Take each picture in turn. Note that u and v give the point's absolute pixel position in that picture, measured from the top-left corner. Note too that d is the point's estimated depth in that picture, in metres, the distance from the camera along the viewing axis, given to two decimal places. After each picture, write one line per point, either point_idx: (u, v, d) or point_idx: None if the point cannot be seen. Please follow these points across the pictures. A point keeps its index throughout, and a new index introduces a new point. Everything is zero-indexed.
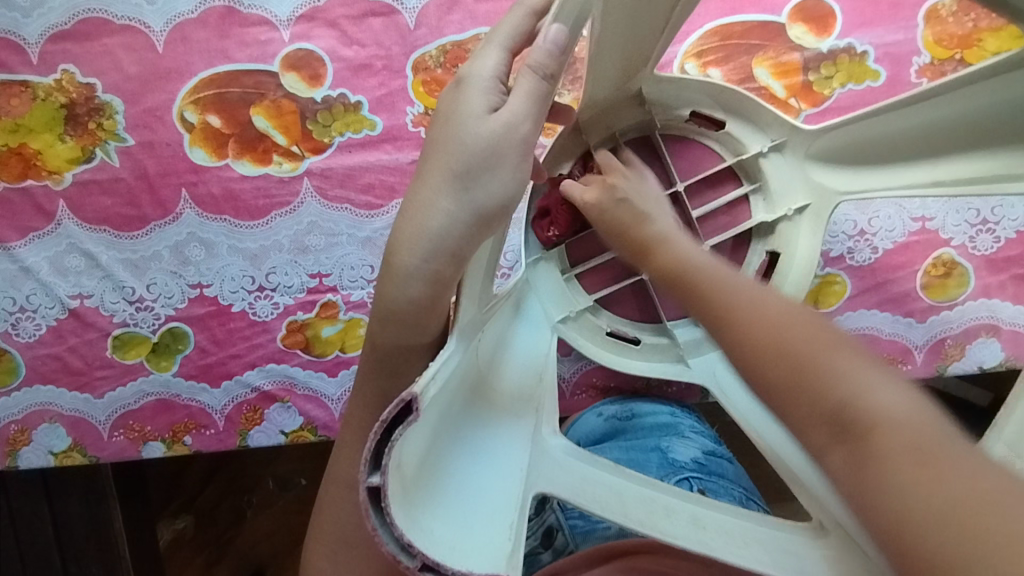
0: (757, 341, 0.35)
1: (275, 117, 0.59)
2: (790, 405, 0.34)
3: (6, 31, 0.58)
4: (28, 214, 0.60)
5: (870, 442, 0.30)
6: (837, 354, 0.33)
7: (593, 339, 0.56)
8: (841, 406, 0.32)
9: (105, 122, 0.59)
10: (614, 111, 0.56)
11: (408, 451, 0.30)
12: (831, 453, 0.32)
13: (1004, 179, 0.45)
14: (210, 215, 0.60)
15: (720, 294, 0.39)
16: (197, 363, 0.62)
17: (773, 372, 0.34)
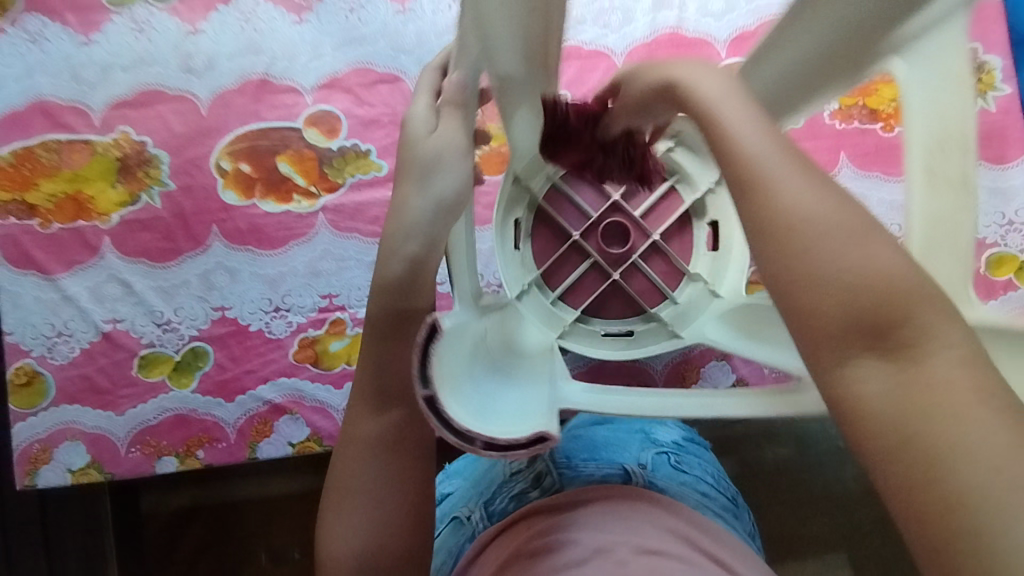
0: (819, 238, 0.28)
1: (297, 163, 0.70)
2: (832, 302, 0.28)
3: (74, 100, 0.69)
4: (76, 249, 0.68)
5: (918, 366, 0.27)
6: (895, 259, 0.28)
7: (582, 340, 0.65)
8: (897, 320, 0.28)
9: (152, 171, 0.69)
10: (540, 156, 0.64)
11: (450, 370, 0.36)
12: (861, 364, 0.28)
13: (908, 85, 0.40)
14: (236, 246, 0.69)
15: (795, 175, 0.30)
16: (215, 379, 0.68)
17: (809, 265, 0.28)
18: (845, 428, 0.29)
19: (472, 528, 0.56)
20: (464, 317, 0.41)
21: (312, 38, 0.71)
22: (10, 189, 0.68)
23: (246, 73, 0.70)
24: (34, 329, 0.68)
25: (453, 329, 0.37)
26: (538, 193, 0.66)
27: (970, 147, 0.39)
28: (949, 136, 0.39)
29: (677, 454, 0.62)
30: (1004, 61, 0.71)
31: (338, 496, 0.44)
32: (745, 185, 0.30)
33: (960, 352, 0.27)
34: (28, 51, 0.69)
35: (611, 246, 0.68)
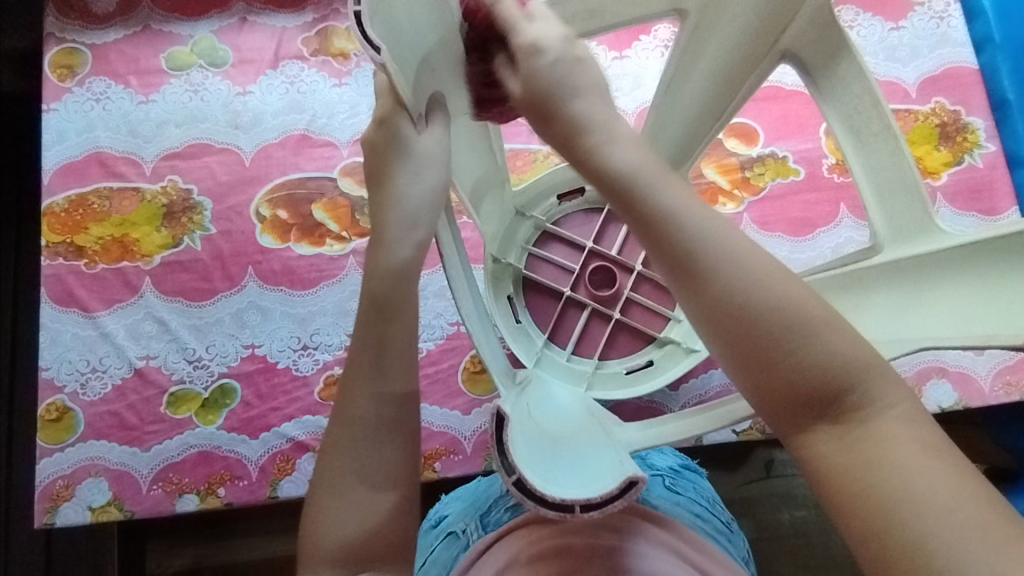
0: (766, 332, 0.34)
1: (331, 210, 0.74)
2: (784, 385, 0.34)
3: (129, 152, 0.75)
4: (117, 288, 0.72)
5: (860, 424, 0.34)
6: (835, 336, 0.34)
7: (608, 384, 0.68)
8: (843, 390, 0.34)
9: (195, 216, 0.74)
10: (510, 230, 0.70)
11: (525, 450, 0.38)
12: (814, 428, 0.35)
13: (856, 95, 0.49)
14: (270, 286, 0.72)
15: (736, 271, 0.35)
16: (241, 416, 0.69)
17: (759, 357, 0.34)
18: (808, 474, 0.36)
19: (467, 539, 0.59)
20: (513, 399, 0.43)
21: (350, 98, 0.77)
22: (61, 232, 0.72)
23: (288, 129, 0.76)
24: (69, 364, 0.70)
25: (511, 411, 0.39)
26: (518, 265, 0.70)
27: (879, 105, 0.47)
28: (861, 105, 0.49)
29: (672, 476, 0.64)
30: (986, 123, 0.77)
31: (328, 481, 0.42)
32: (690, 286, 0.35)
33: (897, 407, 0.34)
34: (91, 108, 0.76)
35: (601, 289, 0.72)
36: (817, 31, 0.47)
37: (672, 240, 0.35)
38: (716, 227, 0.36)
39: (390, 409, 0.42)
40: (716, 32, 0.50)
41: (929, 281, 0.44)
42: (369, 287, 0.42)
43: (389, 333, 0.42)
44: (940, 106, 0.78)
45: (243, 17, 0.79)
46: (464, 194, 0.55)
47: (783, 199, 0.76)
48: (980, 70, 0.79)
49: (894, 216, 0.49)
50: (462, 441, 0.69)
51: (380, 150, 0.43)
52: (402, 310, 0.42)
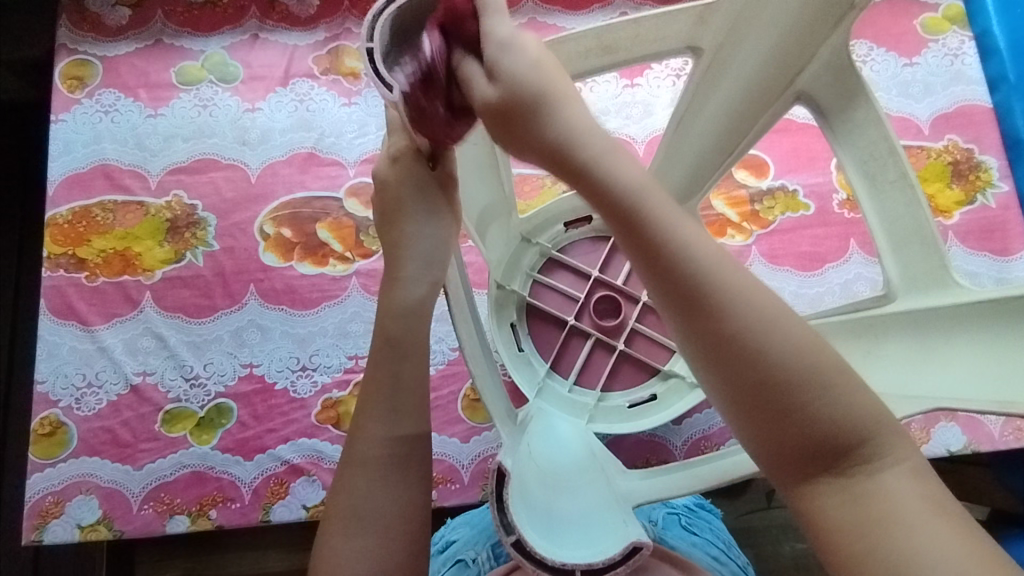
0: (768, 381, 0.32)
1: (336, 230, 0.74)
2: (788, 435, 0.32)
3: (135, 165, 0.75)
4: (117, 302, 0.71)
5: (868, 479, 0.32)
6: (837, 380, 0.32)
7: (610, 418, 0.67)
8: (850, 442, 0.32)
9: (198, 232, 0.73)
10: (516, 256, 0.70)
11: (524, 509, 0.39)
12: (814, 481, 0.33)
13: (881, 141, 0.48)
14: (271, 305, 0.72)
15: (743, 315, 0.32)
16: (236, 436, 0.68)
17: (766, 401, 0.32)
18: (808, 533, 0.34)
19: (477, 569, 0.57)
20: (517, 445, 0.43)
21: (359, 118, 0.77)
22: (63, 244, 0.72)
23: (295, 147, 0.76)
24: (65, 378, 0.69)
25: (513, 465, 0.40)
26: (522, 292, 0.69)
27: (896, 152, 0.47)
28: (876, 152, 0.48)
29: (687, 515, 0.62)
30: (1000, 162, 0.77)
31: (339, 522, 0.40)
32: (696, 322, 0.33)
33: (900, 461, 0.32)
34: (99, 121, 0.76)
35: (605, 319, 0.71)
36: (836, 74, 0.47)
37: (678, 273, 0.33)
38: (722, 263, 0.33)
39: (402, 453, 0.41)
40: (731, 71, 0.49)
41: (937, 336, 0.44)
42: (379, 324, 0.42)
43: (398, 369, 0.41)
44: (953, 143, 0.77)
45: (255, 33, 0.79)
46: (472, 225, 0.54)
47: (791, 233, 0.75)
48: (994, 108, 0.78)
49: (909, 264, 0.48)
50: (459, 470, 0.68)
51: (392, 190, 0.42)
52: (412, 349, 0.41)
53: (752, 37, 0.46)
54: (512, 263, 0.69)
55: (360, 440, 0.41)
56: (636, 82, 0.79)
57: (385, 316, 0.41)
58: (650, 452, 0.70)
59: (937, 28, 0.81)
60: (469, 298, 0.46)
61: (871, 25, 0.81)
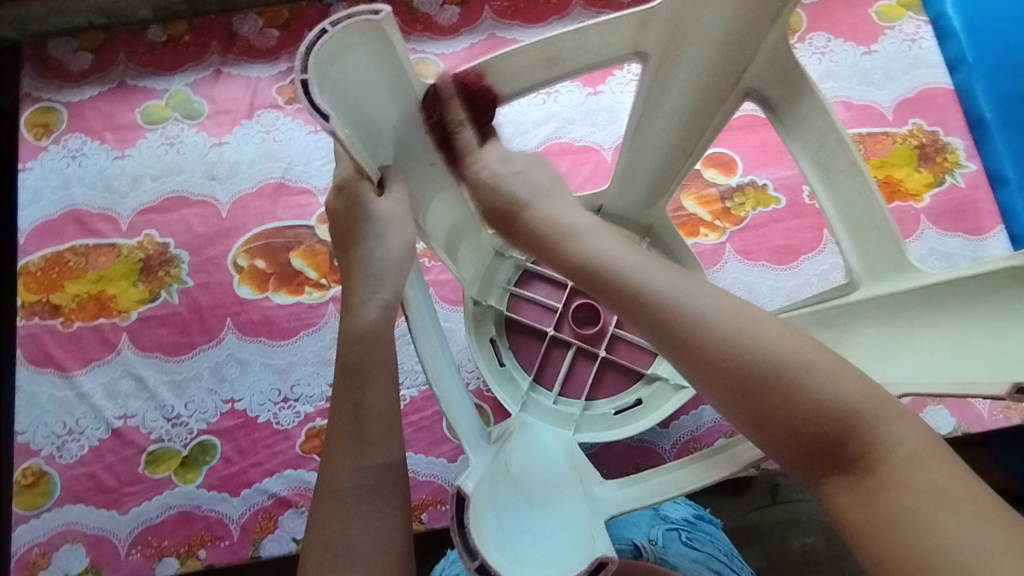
0: (742, 383, 0.34)
1: (310, 258, 0.74)
2: (779, 438, 0.34)
3: (105, 208, 0.75)
4: (94, 346, 0.71)
5: (869, 470, 0.33)
6: (817, 377, 0.34)
7: (597, 427, 0.66)
8: (846, 437, 0.33)
9: (172, 269, 0.73)
10: (489, 271, 0.69)
11: (486, 529, 0.37)
12: (825, 480, 0.34)
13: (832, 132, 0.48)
14: (248, 338, 0.71)
15: (709, 335, 0.36)
16: (221, 473, 0.67)
17: (751, 401, 0.34)
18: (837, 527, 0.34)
19: None
20: (486, 464, 0.43)
21: (327, 145, 0.77)
22: (37, 291, 0.72)
23: (264, 177, 0.76)
24: (46, 427, 0.69)
25: (475, 484, 0.39)
26: (499, 307, 0.69)
27: (843, 143, 0.47)
28: (825, 142, 0.48)
29: (687, 530, 0.60)
30: (965, 142, 0.77)
31: (317, 557, 0.39)
32: (677, 347, 0.36)
33: (903, 448, 0.33)
34: (67, 166, 0.76)
35: (584, 326, 0.70)
36: (779, 69, 0.48)
37: (657, 310, 0.37)
38: (695, 289, 0.37)
39: (372, 479, 0.40)
40: (684, 62, 0.50)
41: (905, 322, 0.44)
42: (345, 352, 0.42)
43: (361, 399, 0.41)
44: (918, 127, 0.78)
45: (217, 69, 0.80)
46: (439, 246, 0.54)
47: (764, 228, 0.75)
48: (956, 89, 0.79)
49: (870, 255, 0.48)
50: (449, 490, 0.67)
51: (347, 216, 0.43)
52: (375, 374, 0.41)
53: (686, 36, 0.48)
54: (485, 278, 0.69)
55: (331, 472, 0.41)
56: (599, 90, 0.80)
57: (350, 344, 0.42)
58: (639, 458, 0.70)
59: (892, 15, 0.82)
60: (434, 319, 0.45)
61: (828, 16, 0.82)
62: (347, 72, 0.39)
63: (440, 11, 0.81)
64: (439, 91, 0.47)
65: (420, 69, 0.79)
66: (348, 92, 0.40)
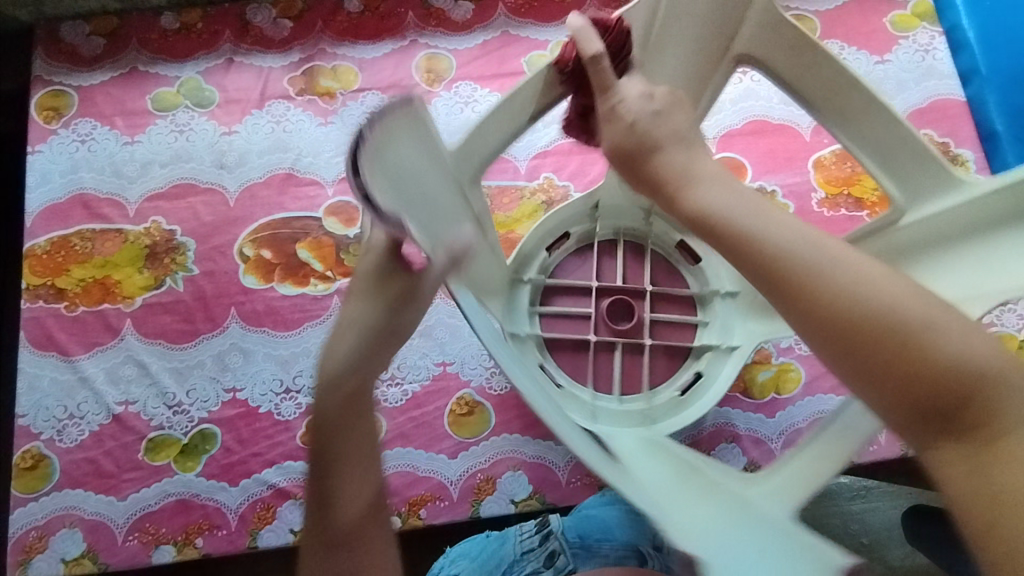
0: (857, 323, 0.30)
1: (316, 249, 0.73)
2: (890, 400, 0.30)
3: (113, 193, 0.75)
4: (97, 331, 0.71)
5: (983, 437, 0.28)
6: (948, 328, 0.29)
7: (671, 410, 0.64)
8: (962, 398, 0.29)
9: (178, 257, 0.73)
10: (516, 301, 0.65)
11: (684, 547, 0.34)
12: (935, 445, 0.29)
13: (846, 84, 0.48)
14: (252, 327, 0.71)
15: (824, 273, 0.32)
16: (221, 462, 0.67)
17: (863, 343, 0.30)
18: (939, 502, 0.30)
19: None
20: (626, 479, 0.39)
21: (337, 137, 0.77)
22: (42, 274, 0.72)
23: (273, 168, 0.76)
24: (47, 411, 0.68)
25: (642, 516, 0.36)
26: (533, 330, 0.66)
27: (857, 83, 0.47)
28: (837, 86, 0.48)
29: None
30: (976, 154, 0.77)
31: None
32: (782, 296, 0.33)
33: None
34: (76, 150, 0.76)
35: (619, 322, 0.68)
36: (771, 28, 0.49)
37: (769, 259, 0.33)
38: (815, 237, 0.33)
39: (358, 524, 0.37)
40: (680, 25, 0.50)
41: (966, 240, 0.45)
42: (331, 403, 0.37)
43: (342, 475, 0.37)
44: (928, 138, 0.78)
45: (229, 58, 0.80)
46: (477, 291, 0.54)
47: None
48: (968, 102, 0.78)
49: (910, 180, 0.48)
50: (448, 487, 0.67)
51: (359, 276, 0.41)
52: (354, 428, 0.37)
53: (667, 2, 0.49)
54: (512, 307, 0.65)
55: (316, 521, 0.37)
56: None
57: (328, 390, 0.38)
58: None
59: (907, 25, 0.81)
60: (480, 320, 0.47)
61: (842, 24, 0.82)
62: (396, 149, 0.42)
63: (454, 6, 0.81)
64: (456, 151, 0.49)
65: (432, 64, 0.79)
66: (395, 165, 0.42)
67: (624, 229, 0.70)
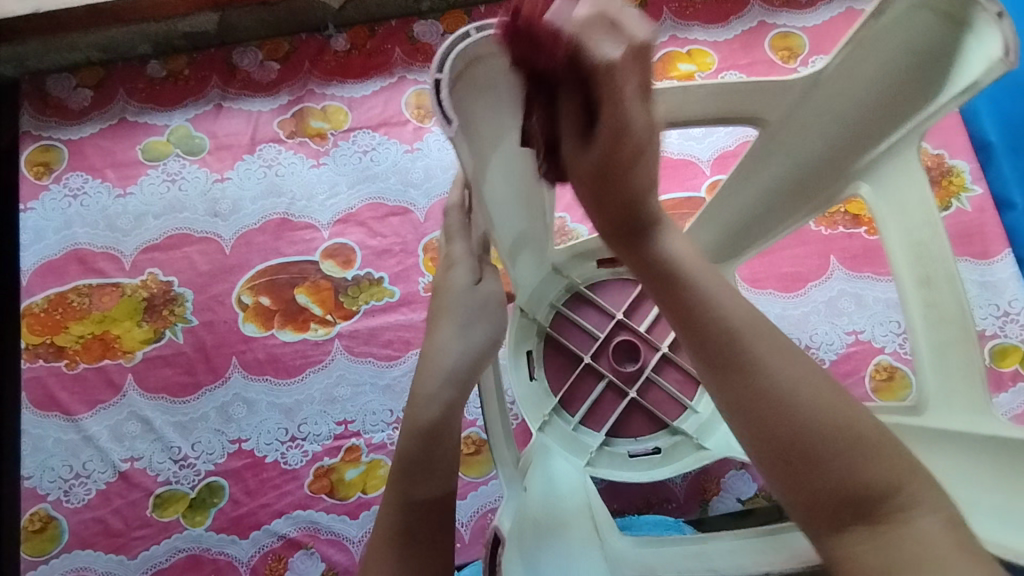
0: (768, 412, 0.28)
1: (314, 293, 0.73)
2: (803, 480, 0.28)
3: (108, 246, 0.75)
4: (99, 388, 0.70)
5: (901, 528, 0.26)
6: (854, 418, 0.28)
7: None
8: (874, 485, 0.27)
9: (177, 308, 0.73)
10: (577, 443, 0.63)
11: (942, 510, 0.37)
12: (848, 531, 0.27)
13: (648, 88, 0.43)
14: (254, 376, 0.71)
15: (773, 355, 0.29)
16: (230, 515, 0.67)
17: (783, 431, 0.28)
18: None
19: None
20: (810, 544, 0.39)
21: (329, 178, 0.77)
22: (41, 332, 0.72)
23: (268, 213, 0.76)
24: (52, 471, 0.68)
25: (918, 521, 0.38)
26: (593, 441, 0.64)
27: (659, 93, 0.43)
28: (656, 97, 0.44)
29: None
30: (972, 165, 0.76)
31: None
32: (726, 365, 0.30)
33: (939, 513, 0.26)
34: (68, 205, 0.76)
35: (624, 364, 0.69)
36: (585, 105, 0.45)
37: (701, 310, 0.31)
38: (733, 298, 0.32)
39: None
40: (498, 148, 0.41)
41: (841, 122, 0.42)
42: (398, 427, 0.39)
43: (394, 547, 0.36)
44: (923, 150, 0.78)
45: (218, 103, 0.79)
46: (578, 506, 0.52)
47: (771, 255, 0.75)
48: (961, 112, 0.78)
49: (760, 104, 0.43)
50: (459, 529, 0.67)
51: (439, 300, 0.42)
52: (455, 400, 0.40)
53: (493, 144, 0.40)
54: (575, 446, 0.63)
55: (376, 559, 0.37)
56: None
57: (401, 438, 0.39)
58: (650, 493, 0.68)
59: None
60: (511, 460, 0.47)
61: (830, 39, 0.81)
62: (519, 552, 0.40)
63: (441, 40, 0.81)
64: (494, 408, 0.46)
65: (421, 99, 0.79)
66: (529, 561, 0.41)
67: (555, 297, 0.68)
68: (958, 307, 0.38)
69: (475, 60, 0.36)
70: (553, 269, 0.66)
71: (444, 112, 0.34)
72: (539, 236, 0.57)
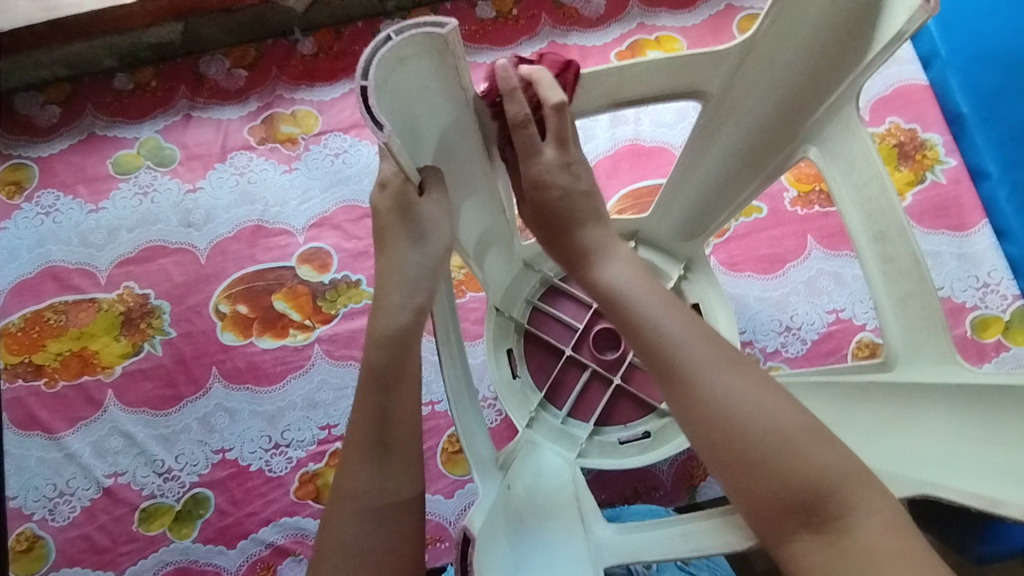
0: (721, 437, 0.33)
1: (292, 299, 0.73)
2: (757, 492, 0.32)
3: (82, 262, 0.74)
4: (80, 405, 0.70)
5: (843, 532, 0.30)
6: (805, 436, 0.32)
7: None
8: (821, 493, 0.31)
9: (154, 320, 0.73)
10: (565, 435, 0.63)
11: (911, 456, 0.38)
12: (796, 536, 0.31)
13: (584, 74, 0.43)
14: (235, 385, 0.71)
15: (723, 385, 0.34)
16: (216, 525, 0.67)
17: (743, 450, 0.33)
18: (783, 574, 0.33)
19: None
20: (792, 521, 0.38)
21: (302, 183, 0.76)
22: (19, 352, 0.72)
23: (241, 221, 0.75)
24: (36, 491, 0.68)
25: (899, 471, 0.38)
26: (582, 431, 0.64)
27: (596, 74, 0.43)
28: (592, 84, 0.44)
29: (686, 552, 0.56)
30: (944, 137, 0.76)
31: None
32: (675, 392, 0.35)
33: (875, 516, 0.31)
34: (40, 223, 0.75)
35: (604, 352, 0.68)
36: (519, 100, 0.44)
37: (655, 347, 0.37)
38: (691, 334, 0.37)
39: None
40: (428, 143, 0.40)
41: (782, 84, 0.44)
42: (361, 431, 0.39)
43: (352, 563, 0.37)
44: (895, 125, 0.77)
45: (187, 113, 0.79)
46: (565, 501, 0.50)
47: (748, 238, 0.74)
48: (931, 85, 0.78)
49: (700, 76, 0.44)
50: (447, 527, 0.67)
51: (384, 269, 0.42)
52: (408, 381, 0.40)
53: (426, 131, 0.39)
54: (565, 439, 0.63)
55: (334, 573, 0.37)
56: None
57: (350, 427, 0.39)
58: (637, 482, 0.68)
59: None
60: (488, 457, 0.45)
61: None
62: (492, 556, 0.38)
63: None
64: (467, 403, 0.43)
65: None
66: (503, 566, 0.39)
67: (528, 293, 0.68)
68: (912, 261, 0.41)
69: (401, 62, 0.35)
70: (525, 263, 0.67)
71: (374, 118, 0.33)
72: (504, 233, 0.59)
